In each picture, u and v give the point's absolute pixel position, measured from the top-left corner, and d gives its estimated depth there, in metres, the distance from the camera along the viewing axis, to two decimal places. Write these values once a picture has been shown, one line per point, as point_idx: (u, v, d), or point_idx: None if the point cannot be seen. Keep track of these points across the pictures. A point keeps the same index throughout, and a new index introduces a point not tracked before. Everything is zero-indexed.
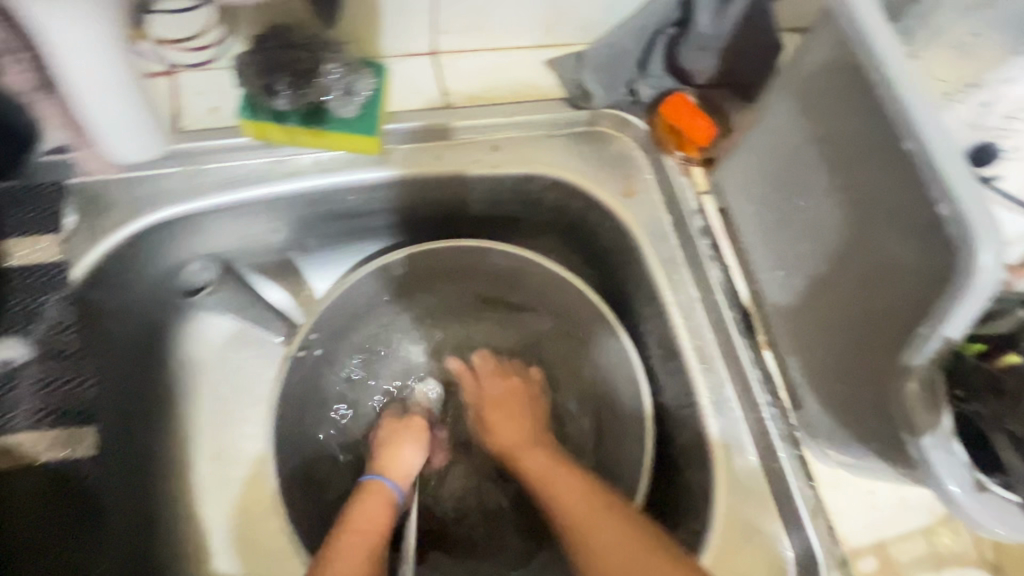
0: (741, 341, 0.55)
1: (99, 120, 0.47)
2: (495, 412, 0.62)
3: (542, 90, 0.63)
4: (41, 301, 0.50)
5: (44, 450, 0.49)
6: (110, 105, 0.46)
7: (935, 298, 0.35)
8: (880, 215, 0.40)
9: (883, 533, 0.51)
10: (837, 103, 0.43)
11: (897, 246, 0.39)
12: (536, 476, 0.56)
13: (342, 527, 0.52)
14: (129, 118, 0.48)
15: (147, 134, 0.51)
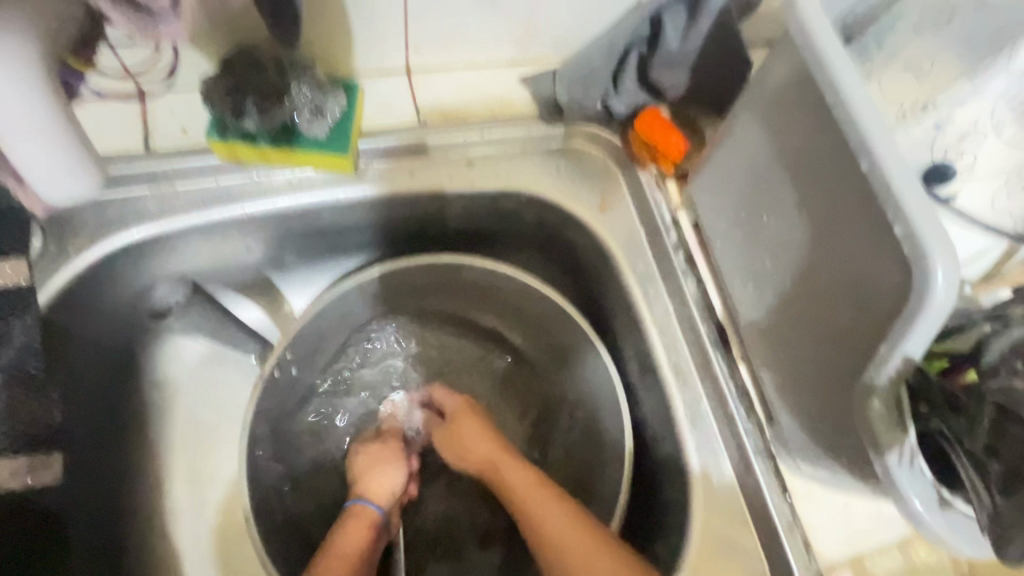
0: (716, 355, 0.55)
1: (27, 161, 0.45)
2: (467, 428, 0.60)
3: (517, 106, 0.63)
4: (6, 325, 0.49)
5: (9, 478, 0.50)
6: (35, 145, 0.44)
7: (894, 317, 0.36)
8: (841, 232, 0.40)
9: (859, 546, 0.51)
10: (798, 122, 0.43)
11: (857, 263, 0.39)
12: (519, 494, 0.55)
13: (325, 553, 0.52)
14: (60, 156, 0.46)
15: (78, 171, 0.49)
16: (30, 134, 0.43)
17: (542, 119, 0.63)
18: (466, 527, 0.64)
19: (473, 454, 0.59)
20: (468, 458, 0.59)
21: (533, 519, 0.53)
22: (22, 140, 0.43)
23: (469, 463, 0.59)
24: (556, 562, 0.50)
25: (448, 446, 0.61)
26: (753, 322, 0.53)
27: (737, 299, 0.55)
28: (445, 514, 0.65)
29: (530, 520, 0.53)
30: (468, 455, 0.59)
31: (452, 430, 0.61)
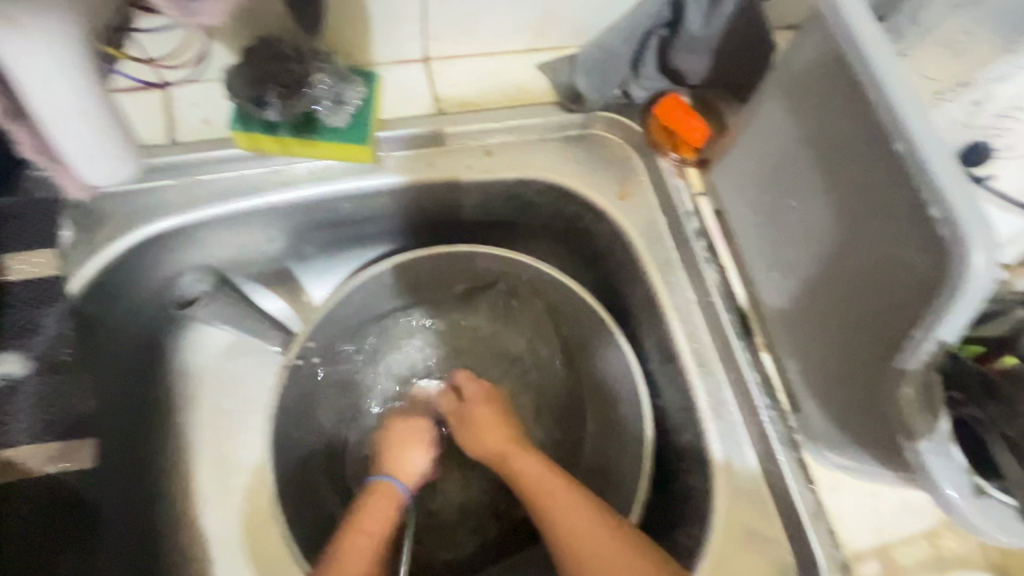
0: (738, 343, 0.55)
1: (71, 147, 0.44)
2: (480, 416, 0.60)
3: (535, 94, 0.63)
4: (39, 314, 0.51)
5: (42, 464, 0.49)
6: (79, 135, 0.43)
7: (928, 301, 0.35)
8: (871, 216, 0.40)
9: (885, 536, 0.51)
10: (826, 104, 0.43)
11: (887, 247, 0.39)
12: (530, 483, 0.54)
13: (349, 525, 0.53)
14: (102, 142, 0.45)
15: (122, 157, 0.49)
16: (76, 126, 0.42)
17: (561, 106, 0.63)
18: (486, 513, 0.65)
19: (482, 443, 0.58)
20: (477, 448, 0.59)
21: (544, 510, 0.52)
22: (69, 130, 0.42)
23: (479, 452, 0.59)
24: (567, 552, 0.50)
25: (464, 433, 0.61)
26: (777, 310, 0.52)
27: (759, 287, 0.54)
28: (464, 501, 0.65)
29: (541, 509, 0.53)
30: (477, 444, 0.59)
31: (466, 417, 0.61)
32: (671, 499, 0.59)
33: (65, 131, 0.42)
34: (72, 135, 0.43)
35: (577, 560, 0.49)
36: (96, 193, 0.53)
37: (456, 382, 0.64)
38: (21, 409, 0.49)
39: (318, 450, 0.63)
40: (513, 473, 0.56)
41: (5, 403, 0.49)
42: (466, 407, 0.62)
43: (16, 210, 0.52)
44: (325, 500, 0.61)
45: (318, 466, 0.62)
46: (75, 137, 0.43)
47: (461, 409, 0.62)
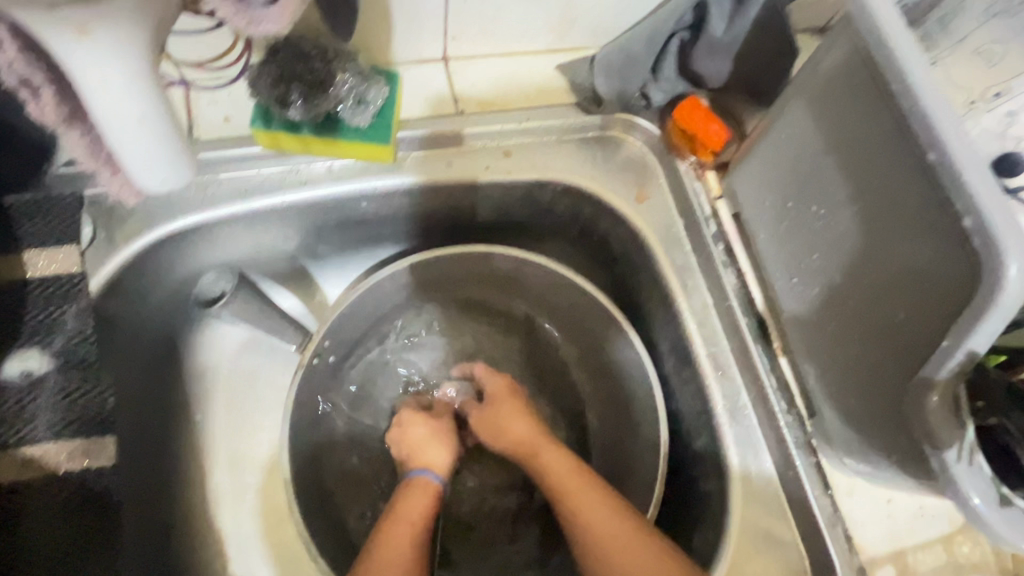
0: (756, 348, 0.55)
1: (122, 155, 0.36)
2: (506, 412, 0.60)
3: (553, 95, 0.63)
4: (59, 312, 0.50)
5: (63, 460, 0.49)
6: (130, 141, 0.35)
7: (964, 300, 0.36)
8: (906, 226, 0.39)
9: (902, 541, 0.51)
10: (856, 110, 0.42)
11: (915, 258, 0.39)
12: (555, 480, 0.55)
13: (389, 517, 0.53)
14: (157, 152, 0.37)
15: (178, 162, 0.39)
16: (130, 129, 0.34)
17: (579, 108, 0.62)
18: (501, 516, 0.64)
19: (507, 435, 0.59)
20: (504, 440, 0.59)
21: (569, 507, 0.53)
22: (122, 134, 0.34)
23: (508, 446, 0.59)
24: (592, 550, 0.50)
25: (484, 429, 0.61)
26: (796, 315, 0.52)
27: (778, 292, 0.54)
28: (480, 506, 0.64)
29: (567, 506, 0.53)
30: (505, 436, 0.59)
31: (491, 414, 0.61)
32: (686, 503, 0.58)
33: (116, 134, 0.34)
34: (123, 139, 0.35)
35: (603, 557, 0.50)
36: (141, 196, 0.43)
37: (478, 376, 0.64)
38: (44, 407, 0.49)
39: (334, 449, 0.63)
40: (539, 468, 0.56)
41: (29, 400, 0.49)
42: (492, 404, 0.61)
43: (35, 207, 0.51)
44: (342, 500, 0.61)
45: (333, 465, 0.62)
46: (127, 142, 0.35)
47: (484, 406, 0.62)
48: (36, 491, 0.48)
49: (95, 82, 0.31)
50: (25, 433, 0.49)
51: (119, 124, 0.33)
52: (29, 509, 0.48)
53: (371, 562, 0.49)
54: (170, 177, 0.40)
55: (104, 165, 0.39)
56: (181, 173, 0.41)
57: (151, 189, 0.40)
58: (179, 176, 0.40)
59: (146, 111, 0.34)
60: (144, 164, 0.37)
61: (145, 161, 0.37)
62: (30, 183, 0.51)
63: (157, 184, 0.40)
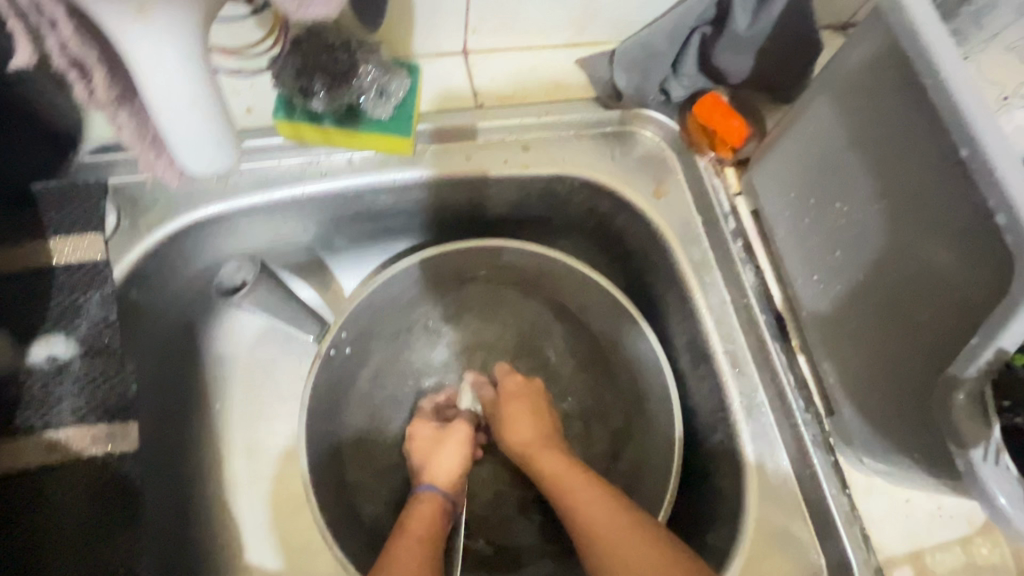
0: (775, 346, 0.55)
1: (169, 135, 0.36)
2: (512, 411, 0.61)
3: (573, 90, 0.62)
4: (84, 298, 0.51)
5: (88, 445, 0.50)
6: (178, 121, 0.35)
7: (996, 299, 0.36)
8: (935, 225, 0.39)
9: (919, 541, 0.51)
10: (884, 106, 0.42)
11: (942, 259, 0.39)
12: (556, 478, 0.55)
13: (398, 534, 0.52)
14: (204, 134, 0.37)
15: (221, 148, 0.39)
16: (179, 108, 0.34)
17: (598, 103, 0.62)
18: (513, 510, 0.64)
19: (511, 434, 0.60)
20: (507, 440, 0.60)
21: (568, 504, 0.53)
22: (171, 114, 0.34)
23: (511, 445, 0.60)
24: (592, 547, 0.50)
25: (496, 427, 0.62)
26: (816, 313, 0.52)
27: (798, 289, 0.54)
28: (492, 499, 0.65)
29: (566, 504, 0.54)
30: (508, 436, 0.60)
31: (498, 411, 0.62)
32: (701, 500, 0.58)
33: (166, 114, 0.34)
34: (171, 120, 0.35)
35: (602, 554, 0.49)
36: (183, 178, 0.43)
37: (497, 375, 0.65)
38: (69, 393, 0.50)
39: (350, 441, 0.63)
40: (539, 466, 0.57)
41: (55, 384, 0.50)
42: (501, 402, 0.62)
43: (61, 195, 0.52)
44: (357, 491, 0.61)
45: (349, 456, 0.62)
46: (174, 123, 0.35)
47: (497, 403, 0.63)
48: (61, 474, 0.49)
49: (149, 60, 0.31)
50: (50, 418, 0.50)
51: (171, 103, 0.33)
52: (55, 492, 0.49)
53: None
54: (217, 161, 0.39)
55: (149, 147, 0.39)
56: (225, 157, 0.40)
57: (198, 172, 0.40)
58: (225, 159, 0.39)
59: (193, 89, 0.33)
60: (189, 147, 0.37)
61: (191, 146, 0.37)
62: (57, 170, 0.52)
63: (203, 167, 0.40)
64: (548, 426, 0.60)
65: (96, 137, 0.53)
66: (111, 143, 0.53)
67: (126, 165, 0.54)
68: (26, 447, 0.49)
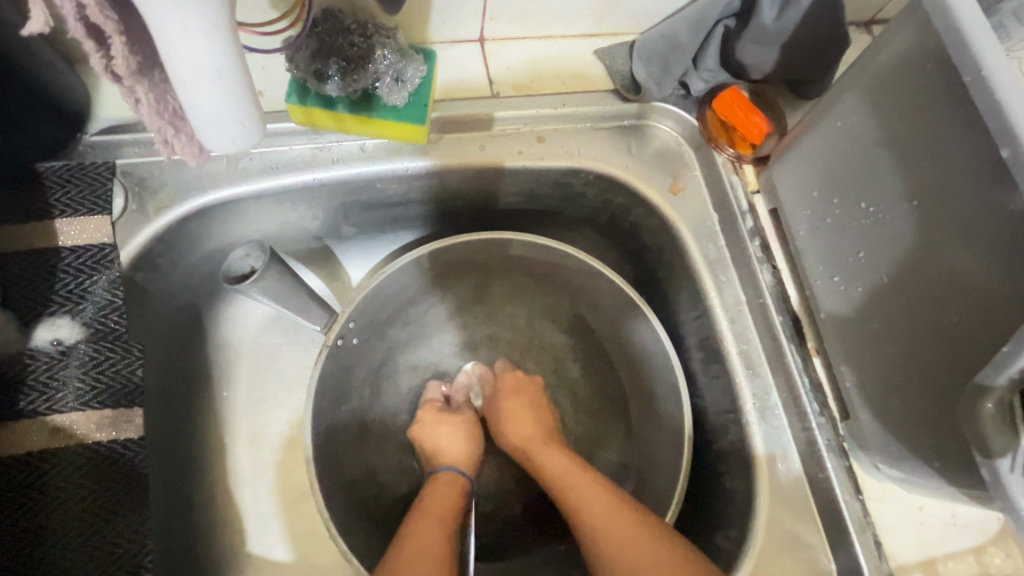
0: (790, 347, 0.54)
1: (193, 112, 0.35)
2: (509, 406, 0.61)
3: (591, 80, 0.61)
4: (90, 281, 0.50)
5: (93, 430, 0.49)
6: (202, 94, 0.33)
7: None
8: (961, 229, 0.40)
9: (931, 550, 0.50)
10: (921, 104, 0.41)
11: (967, 267, 0.40)
12: (562, 477, 0.55)
13: (419, 509, 0.53)
14: (230, 111, 0.35)
15: (247, 128, 0.37)
16: (203, 79, 0.33)
17: (617, 95, 0.61)
18: (518, 504, 0.64)
19: (511, 427, 0.60)
20: (506, 432, 0.61)
21: (570, 504, 0.53)
22: (193, 84, 0.33)
23: (509, 440, 0.60)
24: (595, 547, 0.49)
25: (495, 420, 0.62)
26: (835, 316, 0.51)
27: (816, 291, 0.53)
28: (496, 494, 0.64)
29: (570, 502, 0.53)
30: (507, 428, 0.60)
31: (495, 407, 0.62)
32: (709, 501, 0.57)
33: (189, 85, 0.33)
34: (194, 90, 0.33)
35: (606, 554, 0.48)
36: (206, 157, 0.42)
37: (496, 370, 0.66)
38: (73, 376, 0.49)
39: (354, 433, 0.62)
40: (543, 464, 0.57)
41: (59, 367, 0.49)
42: (498, 395, 0.63)
43: (69, 174, 0.51)
44: (362, 484, 0.60)
45: (355, 449, 0.61)
46: (197, 96, 0.34)
47: (494, 397, 0.63)
48: (63, 459, 0.48)
49: (173, 30, 0.30)
50: (53, 402, 0.49)
51: (196, 72, 0.32)
52: (58, 477, 0.48)
53: (398, 551, 0.49)
54: (240, 140, 0.38)
55: (168, 124, 0.38)
56: (250, 137, 0.38)
57: (222, 153, 0.39)
58: (249, 139, 0.38)
59: (218, 56, 0.32)
60: (211, 125, 0.36)
61: (213, 123, 0.36)
62: (65, 150, 0.52)
63: (227, 147, 0.38)
64: (547, 421, 0.61)
65: (106, 117, 0.52)
66: (120, 123, 0.53)
67: (134, 148, 0.53)
68: (30, 431, 0.48)
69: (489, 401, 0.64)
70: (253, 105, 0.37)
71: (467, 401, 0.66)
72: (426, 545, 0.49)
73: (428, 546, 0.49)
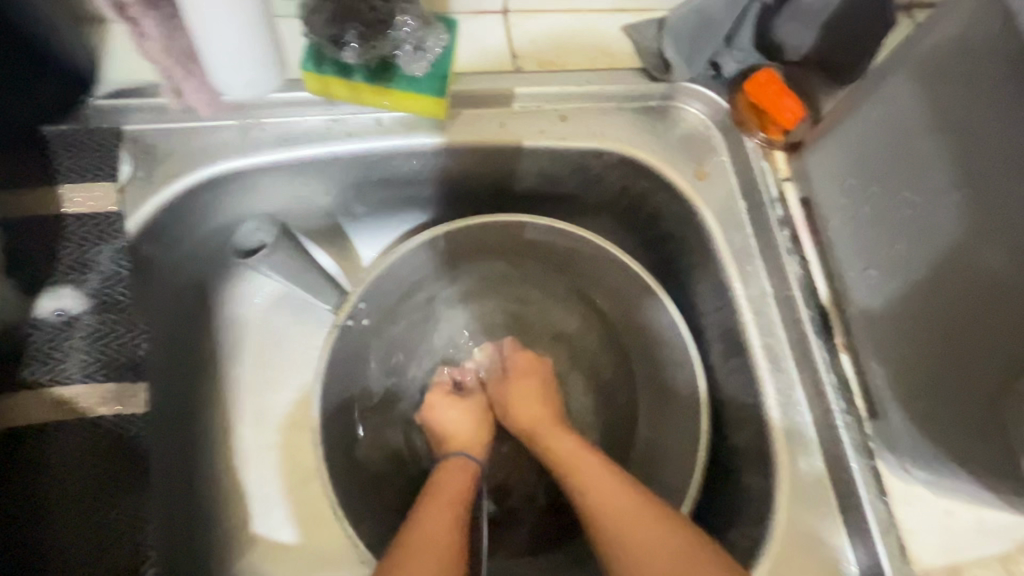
0: (817, 343, 0.51)
1: (220, 73, 0.46)
2: (519, 390, 0.59)
3: (617, 57, 0.58)
4: (96, 250, 0.49)
5: (95, 403, 0.48)
6: (225, 42, 0.42)
7: None
8: (1004, 223, 0.39)
9: (960, 557, 0.47)
10: (987, 89, 0.39)
11: (1004, 265, 0.40)
12: (604, 506, 0.48)
13: (428, 495, 0.52)
14: (259, 78, 0.48)
15: (269, 80, 0.49)
16: (222, 26, 0.41)
17: (645, 74, 0.58)
18: (527, 493, 0.62)
19: (517, 410, 0.58)
20: (514, 416, 0.59)
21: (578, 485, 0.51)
22: (239, 68, 0.46)
23: (516, 422, 0.58)
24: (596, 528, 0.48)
25: (500, 404, 0.60)
26: (870, 311, 0.49)
27: (847, 284, 0.51)
28: (506, 483, 0.62)
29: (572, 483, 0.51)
30: (514, 411, 0.58)
31: (506, 389, 0.60)
32: (724, 498, 0.56)
33: (231, 66, 0.45)
34: (222, 52, 0.43)
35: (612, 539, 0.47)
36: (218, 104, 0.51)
37: (504, 352, 0.63)
38: (76, 347, 0.48)
39: (363, 417, 0.60)
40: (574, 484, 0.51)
41: (62, 338, 0.48)
42: (507, 378, 0.61)
43: (74, 139, 0.50)
44: (369, 468, 0.59)
45: (362, 433, 0.60)
46: (229, 59, 0.44)
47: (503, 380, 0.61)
48: (65, 433, 0.47)
49: (220, 31, 0.41)
50: (57, 373, 0.48)
51: (208, 13, 0.39)
52: (56, 450, 0.47)
53: (407, 538, 0.47)
54: (254, 85, 0.48)
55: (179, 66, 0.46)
56: (266, 86, 0.49)
57: (238, 98, 0.50)
58: (265, 88, 0.49)
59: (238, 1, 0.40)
60: (250, 90, 0.49)
61: (242, 80, 0.47)
62: (69, 112, 0.50)
63: (242, 91, 0.49)
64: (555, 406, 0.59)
65: (114, 80, 0.51)
66: (127, 87, 0.51)
67: (142, 112, 0.51)
68: (30, 405, 0.47)
69: (496, 384, 0.62)
70: (267, 52, 0.46)
71: (478, 385, 0.64)
72: (434, 533, 0.47)
73: (439, 533, 0.47)
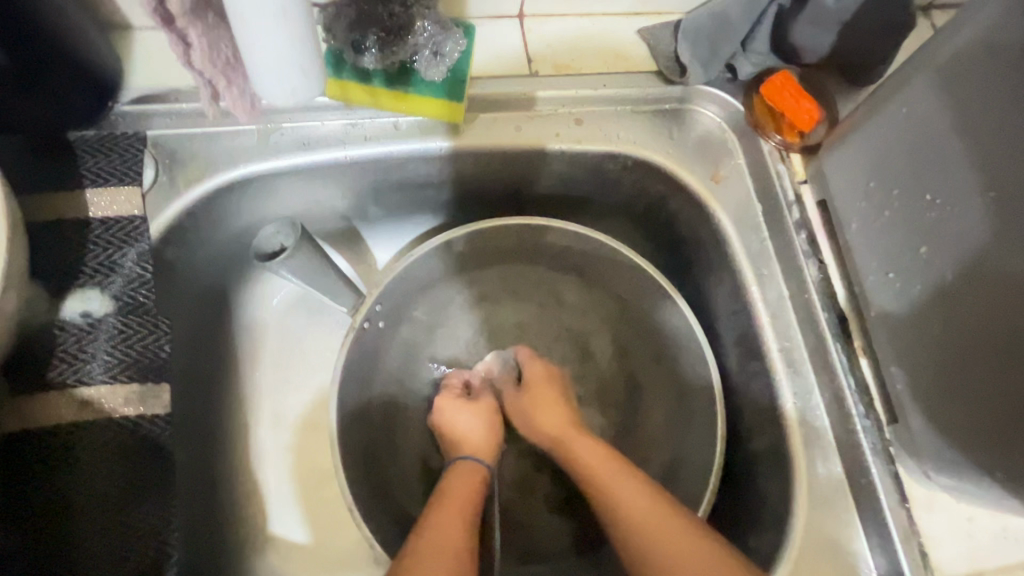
0: (835, 345, 0.51)
1: (266, 83, 0.46)
2: (539, 397, 0.59)
3: (633, 60, 0.58)
4: (121, 254, 0.50)
5: (119, 404, 0.49)
6: (269, 41, 0.41)
7: None
8: None
9: (981, 564, 0.47)
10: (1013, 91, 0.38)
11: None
12: (635, 519, 0.48)
13: (438, 500, 0.52)
14: (305, 89, 0.48)
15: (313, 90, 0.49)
16: (267, 25, 0.39)
17: (660, 78, 0.58)
18: (542, 496, 0.62)
19: (538, 419, 0.58)
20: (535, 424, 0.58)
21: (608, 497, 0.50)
22: (288, 79, 0.46)
23: (536, 430, 0.58)
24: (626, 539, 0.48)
25: (518, 413, 0.60)
26: (890, 316, 0.49)
27: (866, 288, 0.51)
28: (520, 485, 0.62)
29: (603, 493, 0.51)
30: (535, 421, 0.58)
31: (524, 398, 0.59)
32: (741, 502, 0.56)
33: (280, 77, 0.45)
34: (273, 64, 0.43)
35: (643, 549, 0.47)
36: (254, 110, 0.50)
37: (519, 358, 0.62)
38: (102, 348, 0.49)
39: (379, 419, 0.60)
40: (601, 493, 0.51)
41: (87, 340, 0.49)
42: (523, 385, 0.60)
43: (100, 143, 0.51)
44: (386, 469, 0.59)
45: (378, 435, 0.60)
46: (278, 71, 0.44)
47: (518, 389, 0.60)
48: (91, 433, 0.48)
49: (274, 46, 0.41)
50: (83, 373, 0.49)
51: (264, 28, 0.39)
52: (83, 449, 0.48)
53: (420, 545, 0.47)
54: (298, 93, 0.48)
55: (223, 77, 0.45)
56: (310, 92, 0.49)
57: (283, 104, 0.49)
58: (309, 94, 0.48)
59: (285, 3, 0.38)
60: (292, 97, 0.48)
61: (285, 83, 0.46)
62: (95, 118, 0.51)
63: (284, 96, 0.47)
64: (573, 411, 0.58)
65: (138, 85, 0.51)
66: (151, 92, 0.51)
67: (166, 117, 0.52)
68: (57, 405, 0.48)
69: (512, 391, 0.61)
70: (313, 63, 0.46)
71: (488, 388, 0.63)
72: (443, 542, 0.47)
73: (447, 542, 0.47)
